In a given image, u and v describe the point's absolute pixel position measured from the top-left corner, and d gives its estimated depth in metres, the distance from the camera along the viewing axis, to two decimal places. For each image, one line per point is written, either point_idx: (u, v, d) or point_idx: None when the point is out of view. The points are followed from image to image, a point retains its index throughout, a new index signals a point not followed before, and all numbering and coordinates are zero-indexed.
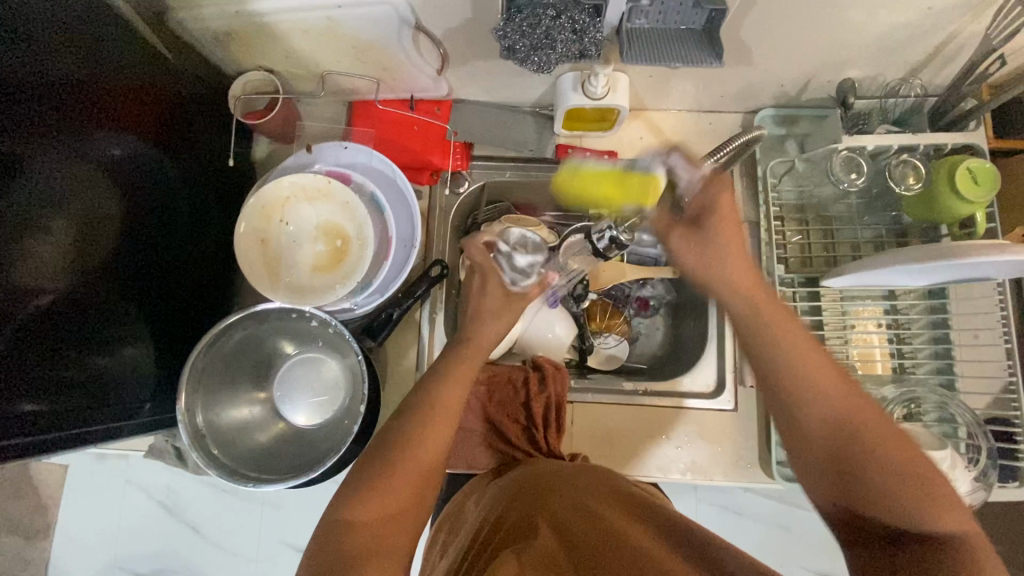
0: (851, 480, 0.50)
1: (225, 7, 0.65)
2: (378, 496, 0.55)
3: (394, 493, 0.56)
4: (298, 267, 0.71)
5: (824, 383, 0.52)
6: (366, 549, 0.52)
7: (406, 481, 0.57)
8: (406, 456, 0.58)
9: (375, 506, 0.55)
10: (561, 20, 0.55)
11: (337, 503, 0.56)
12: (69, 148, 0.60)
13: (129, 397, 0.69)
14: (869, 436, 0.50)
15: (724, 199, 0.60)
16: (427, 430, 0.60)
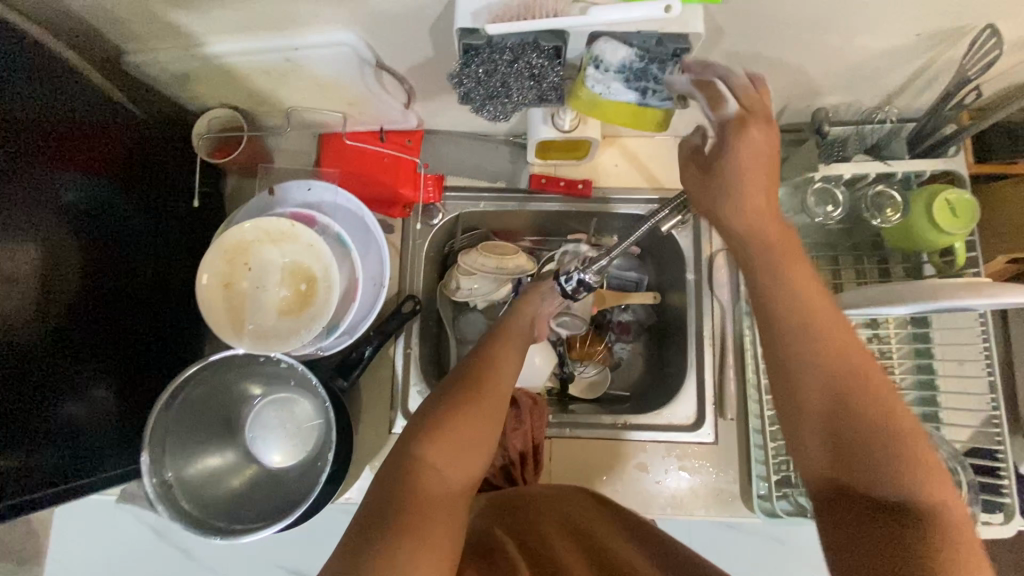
0: (847, 431, 0.49)
1: (182, 49, 0.64)
2: (445, 445, 0.56)
3: (462, 443, 0.57)
4: (263, 312, 0.70)
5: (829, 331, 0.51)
6: (434, 497, 0.53)
7: (472, 436, 0.58)
8: (474, 412, 0.59)
9: (446, 455, 0.56)
10: (518, 65, 0.53)
11: (402, 446, 0.57)
12: (21, 197, 0.58)
13: (95, 447, 0.67)
14: (870, 416, 0.49)
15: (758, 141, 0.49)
16: (488, 394, 0.61)
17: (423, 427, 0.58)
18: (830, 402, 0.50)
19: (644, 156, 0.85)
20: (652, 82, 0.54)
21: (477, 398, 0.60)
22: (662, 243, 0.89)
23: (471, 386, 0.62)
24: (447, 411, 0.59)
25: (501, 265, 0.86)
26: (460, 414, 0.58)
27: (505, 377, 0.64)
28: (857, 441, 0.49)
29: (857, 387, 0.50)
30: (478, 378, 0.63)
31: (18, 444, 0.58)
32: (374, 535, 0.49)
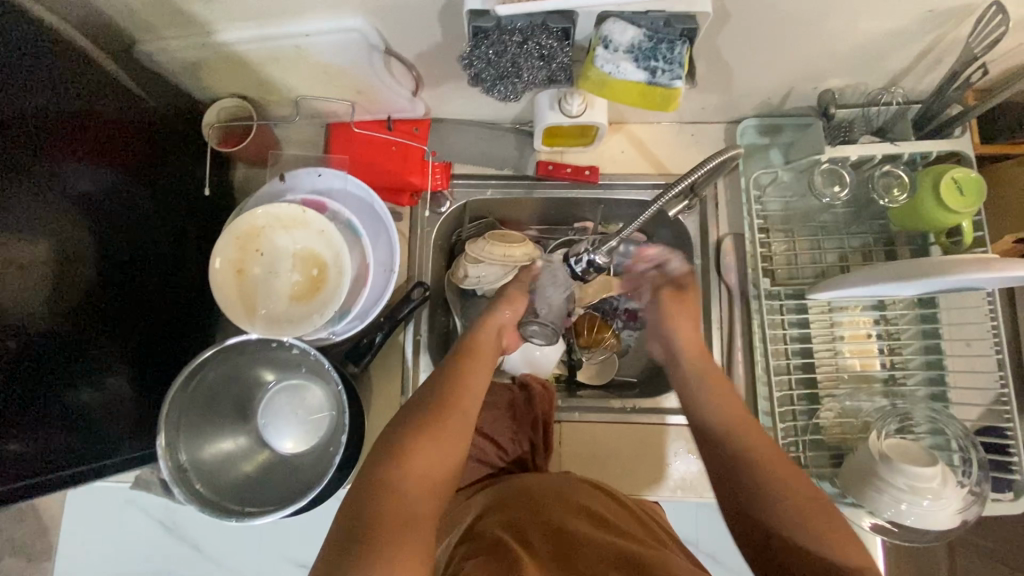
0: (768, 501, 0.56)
1: (192, 38, 0.64)
2: (414, 464, 0.57)
3: (430, 459, 0.58)
4: (275, 298, 0.71)
5: (728, 411, 0.66)
6: (404, 515, 0.53)
7: (438, 454, 0.59)
8: (443, 431, 0.61)
9: (415, 473, 0.56)
10: (527, 46, 0.54)
11: (370, 466, 0.57)
12: (36, 185, 0.59)
13: (110, 432, 0.68)
14: (784, 485, 0.57)
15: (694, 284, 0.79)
16: (454, 411, 0.63)
17: (392, 447, 0.58)
18: (764, 483, 0.57)
19: (650, 143, 0.85)
20: (661, 62, 0.54)
21: (443, 418, 0.62)
22: (668, 229, 0.90)
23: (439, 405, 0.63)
24: (411, 434, 0.59)
25: (508, 253, 0.85)
26: (426, 434, 0.59)
27: (471, 396, 0.66)
28: (783, 507, 0.55)
29: (770, 470, 0.58)
30: (446, 395, 0.64)
31: (36, 427, 0.59)
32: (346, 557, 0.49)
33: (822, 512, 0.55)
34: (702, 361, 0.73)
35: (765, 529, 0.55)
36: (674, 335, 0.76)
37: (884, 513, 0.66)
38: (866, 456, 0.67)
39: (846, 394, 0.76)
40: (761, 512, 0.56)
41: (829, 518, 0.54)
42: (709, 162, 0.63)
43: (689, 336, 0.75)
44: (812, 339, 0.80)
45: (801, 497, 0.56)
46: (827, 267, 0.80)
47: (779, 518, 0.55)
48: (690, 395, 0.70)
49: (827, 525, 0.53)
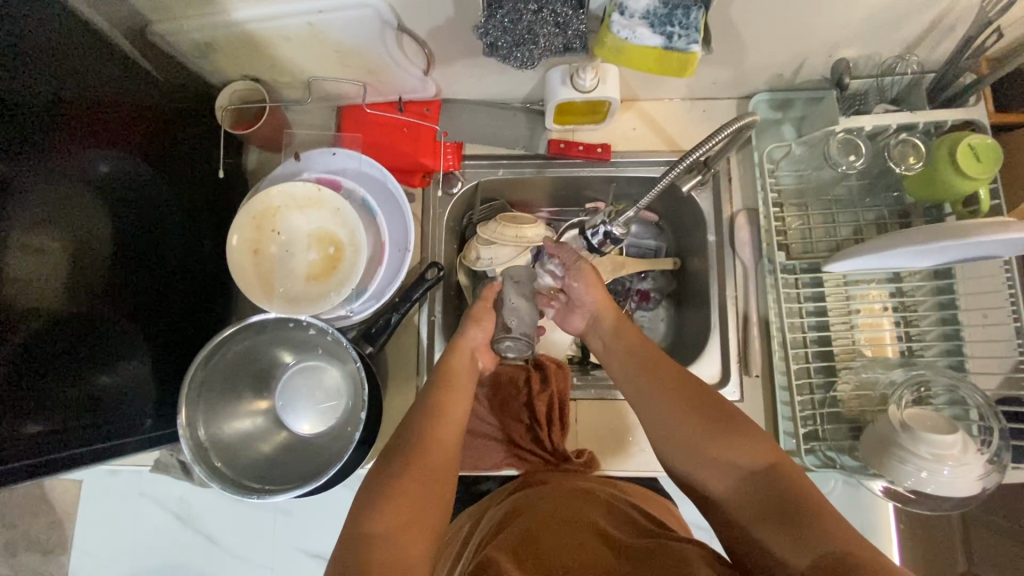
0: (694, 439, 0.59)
1: (206, 18, 0.65)
2: (393, 510, 0.55)
3: (405, 507, 0.55)
4: (291, 277, 0.73)
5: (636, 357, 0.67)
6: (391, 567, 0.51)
7: (417, 497, 0.57)
8: (419, 474, 0.58)
9: (395, 519, 0.54)
10: (543, 14, 0.54)
11: (350, 523, 0.55)
12: (60, 167, 0.59)
13: (130, 414, 0.68)
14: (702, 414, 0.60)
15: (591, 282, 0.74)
16: (434, 451, 0.61)
17: (370, 498, 0.56)
18: (682, 421, 0.60)
19: (662, 120, 0.85)
20: (677, 27, 0.54)
21: (418, 452, 0.60)
22: (680, 207, 0.90)
23: (414, 447, 0.61)
24: (389, 483, 0.57)
25: (519, 235, 0.85)
26: (405, 476, 0.58)
27: (446, 425, 0.64)
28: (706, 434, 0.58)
29: (681, 403, 0.61)
30: (423, 430, 0.62)
31: (56, 407, 0.59)
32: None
33: (717, 416, 0.59)
34: (611, 316, 0.73)
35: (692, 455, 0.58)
36: (586, 298, 0.74)
37: (905, 483, 0.65)
38: (886, 425, 0.67)
39: (863, 366, 0.76)
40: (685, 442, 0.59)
41: (729, 420, 0.58)
42: (726, 129, 0.64)
43: (598, 293, 0.74)
44: (827, 312, 0.80)
45: (706, 413, 0.59)
46: (842, 241, 0.79)
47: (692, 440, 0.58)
48: (603, 349, 0.72)
49: (729, 429, 0.57)
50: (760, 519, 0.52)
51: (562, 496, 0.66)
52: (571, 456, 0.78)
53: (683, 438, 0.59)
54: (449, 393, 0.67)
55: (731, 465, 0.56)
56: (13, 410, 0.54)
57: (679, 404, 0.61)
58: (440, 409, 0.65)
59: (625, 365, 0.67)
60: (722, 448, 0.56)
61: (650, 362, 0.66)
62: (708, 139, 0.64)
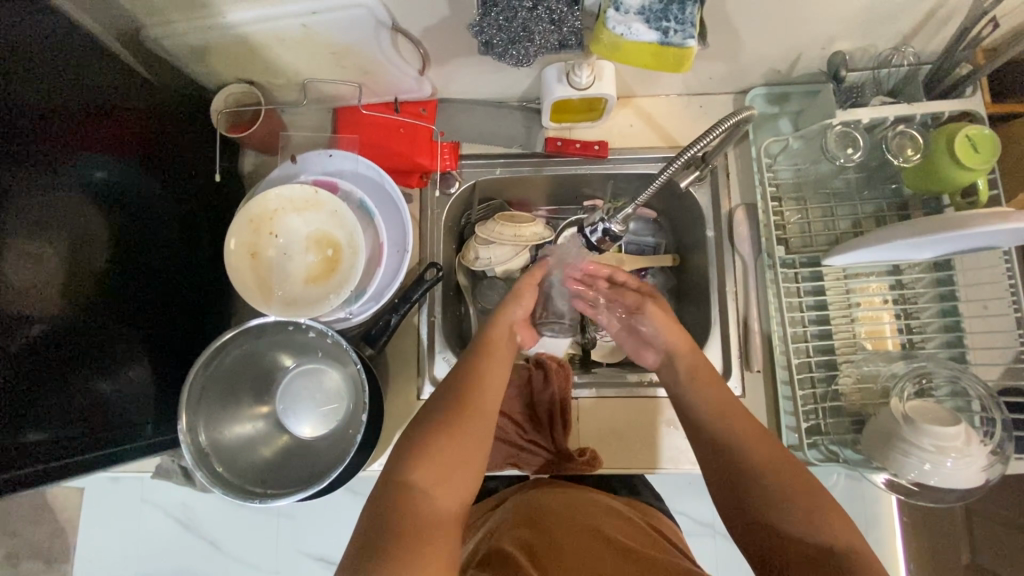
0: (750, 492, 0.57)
1: (199, 22, 0.64)
2: (431, 465, 0.56)
3: (441, 463, 0.56)
4: (290, 280, 0.73)
5: (711, 400, 0.64)
6: (424, 522, 0.52)
7: (455, 459, 0.57)
8: (458, 434, 0.58)
9: (430, 475, 0.55)
10: (538, 11, 0.54)
11: (388, 468, 0.56)
12: (54, 174, 0.58)
13: (131, 420, 0.68)
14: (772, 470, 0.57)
15: (656, 310, 0.70)
16: (474, 410, 0.61)
17: (408, 449, 0.57)
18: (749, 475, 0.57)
19: (658, 116, 0.85)
20: (673, 22, 0.53)
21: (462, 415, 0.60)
22: (678, 203, 0.90)
23: (455, 404, 0.61)
24: (427, 438, 0.58)
25: (518, 234, 0.84)
26: (438, 437, 0.57)
27: (488, 393, 0.63)
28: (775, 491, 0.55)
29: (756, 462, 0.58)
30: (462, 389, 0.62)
31: (54, 415, 0.58)
32: (366, 561, 0.49)
33: (800, 480, 0.56)
34: (687, 356, 0.68)
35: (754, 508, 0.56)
36: (658, 338, 0.70)
37: (908, 475, 0.65)
38: (889, 418, 0.67)
39: (865, 359, 0.76)
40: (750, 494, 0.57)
41: (812, 489, 0.55)
42: (724, 123, 0.64)
43: (672, 331, 0.70)
44: (828, 306, 0.80)
45: (791, 477, 0.56)
46: (841, 235, 0.79)
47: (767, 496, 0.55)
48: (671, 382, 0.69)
49: (808, 496, 0.54)
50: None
51: (578, 509, 0.70)
52: (573, 455, 0.79)
53: (757, 495, 0.56)
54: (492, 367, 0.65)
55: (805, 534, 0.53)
56: (10, 420, 0.54)
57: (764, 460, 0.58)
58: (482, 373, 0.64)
59: (703, 409, 0.64)
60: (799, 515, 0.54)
61: (736, 412, 0.63)
62: (697, 140, 0.63)
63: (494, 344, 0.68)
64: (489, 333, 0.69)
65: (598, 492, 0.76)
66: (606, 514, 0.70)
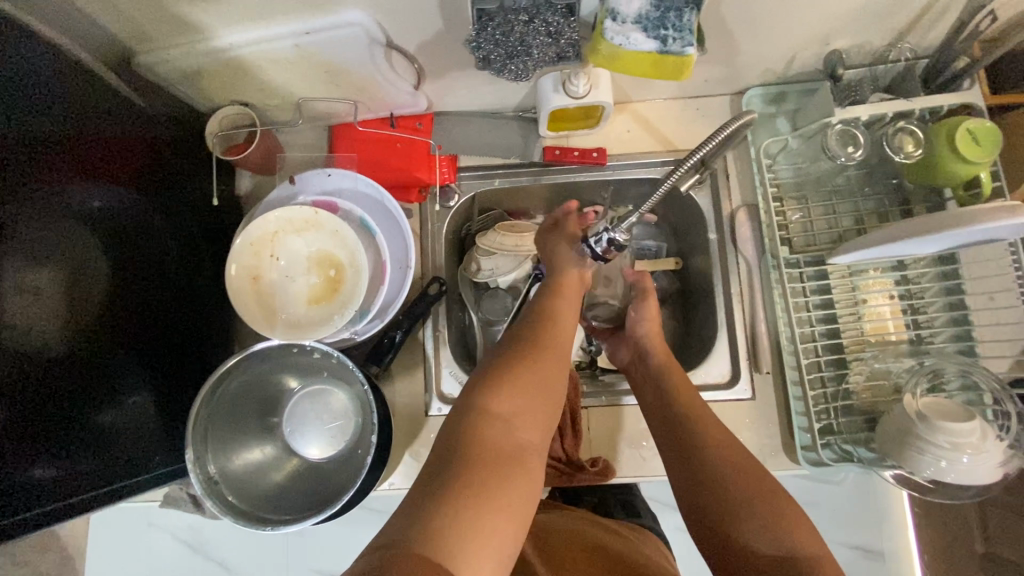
0: (728, 496, 0.58)
1: (192, 46, 0.64)
2: (513, 397, 0.55)
3: (523, 392, 0.56)
4: (293, 302, 0.73)
5: (697, 405, 0.68)
6: (503, 451, 0.52)
7: (535, 395, 0.57)
8: (534, 370, 0.59)
9: (512, 402, 0.55)
10: (534, 24, 0.54)
11: (468, 395, 0.56)
12: (49, 206, 0.58)
13: (137, 451, 0.67)
14: (751, 484, 0.58)
15: (652, 309, 0.80)
16: (549, 355, 0.61)
17: (487, 383, 0.57)
18: (734, 481, 0.58)
19: (655, 120, 0.84)
20: (671, 30, 0.53)
21: (537, 356, 0.61)
22: (679, 206, 0.90)
23: (530, 346, 0.62)
24: (504, 370, 0.58)
25: (519, 243, 0.85)
26: (517, 374, 0.58)
27: (558, 344, 0.64)
28: (758, 501, 0.56)
29: (734, 479, 0.59)
30: (540, 336, 0.64)
31: (63, 451, 0.58)
32: (435, 485, 0.48)
33: (767, 485, 0.58)
34: (662, 356, 0.75)
35: (732, 507, 0.57)
36: (641, 328, 0.78)
37: (924, 473, 0.64)
38: (903, 416, 0.66)
39: (874, 356, 0.75)
40: (732, 496, 0.58)
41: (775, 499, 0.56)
42: (725, 127, 0.63)
43: (653, 330, 0.78)
44: (834, 304, 0.80)
45: (759, 489, 0.57)
46: (844, 233, 0.79)
47: (729, 500, 0.57)
48: (647, 378, 0.74)
49: (770, 504, 0.56)
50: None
51: (578, 535, 0.69)
52: (585, 464, 0.78)
53: (739, 500, 0.57)
54: (564, 321, 0.68)
55: (753, 541, 0.54)
56: (16, 458, 0.53)
57: (738, 470, 0.59)
58: (555, 324, 0.66)
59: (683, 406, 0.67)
60: (756, 525, 0.55)
61: (713, 426, 0.65)
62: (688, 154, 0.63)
63: (564, 296, 0.71)
64: (557, 284, 0.72)
65: (589, 516, 0.76)
66: (602, 533, 0.70)
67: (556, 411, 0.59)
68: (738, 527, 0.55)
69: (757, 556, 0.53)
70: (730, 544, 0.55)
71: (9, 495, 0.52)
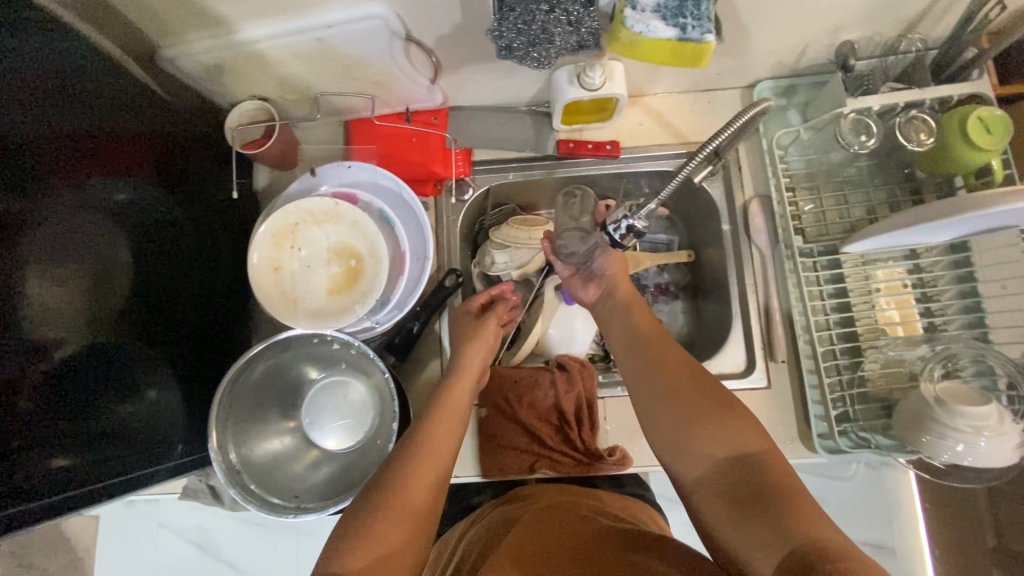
0: (684, 405, 0.57)
1: (215, 40, 0.65)
2: (370, 545, 0.53)
3: (383, 539, 0.53)
4: (314, 292, 0.74)
5: (648, 328, 0.67)
6: None
7: (401, 531, 0.55)
8: (396, 503, 0.56)
9: (366, 561, 0.52)
10: (556, 14, 0.55)
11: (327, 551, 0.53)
12: (74, 200, 0.58)
13: (158, 442, 0.68)
14: (705, 396, 0.57)
15: (619, 268, 0.75)
16: (420, 488, 0.58)
17: (348, 534, 0.54)
18: (686, 393, 0.58)
19: (668, 114, 0.86)
20: (690, 18, 0.54)
21: (405, 482, 0.58)
22: (692, 201, 0.91)
23: (400, 468, 0.59)
24: (369, 513, 0.55)
25: (533, 236, 0.85)
26: (380, 514, 0.55)
27: (435, 456, 0.61)
28: (709, 410, 0.56)
29: (690, 393, 0.58)
30: (409, 452, 0.60)
31: (81, 440, 0.57)
32: None
33: (720, 397, 0.57)
34: (627, 292, 0.73)
35: (687, 410, 0.57)
36: (607, 268, 0.75)
37: (941, 456, 0.65)
38: (921, 401, 0.67)
39: (888, 344, 0.76)
40: (686, 406, 0.57)
41: (722, 403, 0.56)
42: (733, 122, 0.66)
43: (621, 271, 0.75)
44: (848, 292, 0.80)
45: (710, 398, 0.57)
46: (857, 223, 0.80)
47: (684, 411, 0.57)
48: (608, 317, 0.72)
49: (720, 412, 0.55)
50: (730, 479, 0.52)
51: (557, 505, 0.65)
52: (603, 454, 0.79)
53: (694, 409, 0.57)
54: (437, 424, 0.64)
55: (710, 444, 0.54)
56: (37, 446, 0.53)
57: (694, 388, 0.58)
58: (429, 439, 0.62)
59: (640, 331, 0.67)
60: (712, 429, 0.54)
61: (670, 348, 0.64)
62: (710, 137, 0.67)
63: (451, 396, 0.68)
64: (449, 386, 0.69)
65: (577, 495, 0.71)
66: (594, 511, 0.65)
67: (423, 542, 0.56)
68: (697, 434, 0.55)
69: (712, 456, 0.54)
70: (688, 448, 0.55)
71: (23, 484, 0.52)
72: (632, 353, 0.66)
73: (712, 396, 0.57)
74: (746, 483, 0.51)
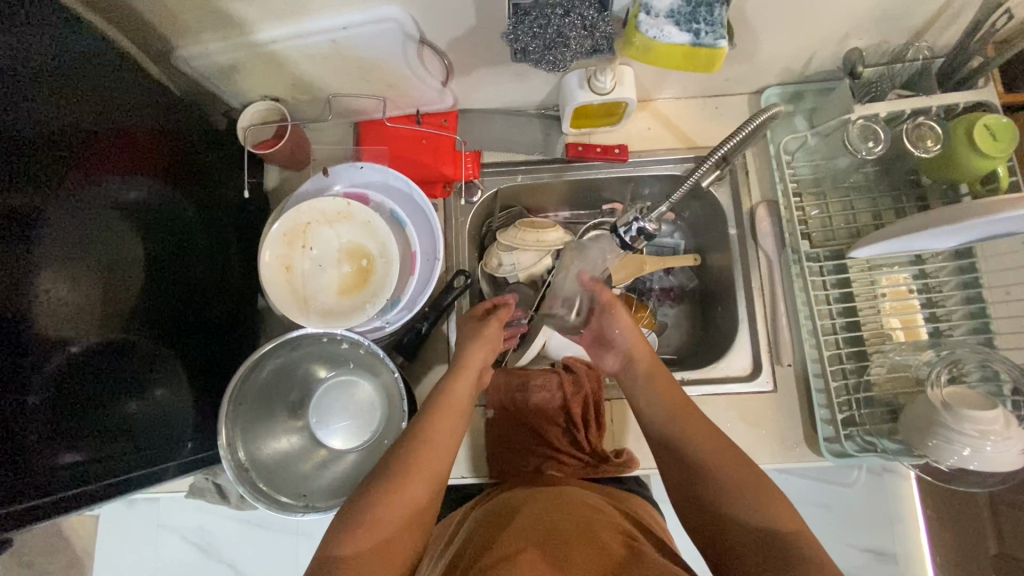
0: (711, 480, 0.60)
1: (230, 41, 0.66)
2: (365, 534, 0.54)
3: (380, 529, 0.55)
4: (324, 292, 0.75)
5: (674, 403, 0.69)
6: None
7: (396, 523, 0.56)
8: (394, 496, 0.57)
9: (362, 549, 0.53)
10: (570, 18, 0.56)
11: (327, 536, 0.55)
12: (90, 198, 0.59)
13: (166, 440, 0.68)
14: (731, 471, 0.59)
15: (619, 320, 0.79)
16: (421, 484, 0.59)
17: (345, 521, 0.55)
18: (715, 469, 0.60)
19: (676, 118, 0.86)
20: (703, 23, 0.55)
21: (405, 474, 0.58)
22: (699, 205, 0.92)
23: (402, 463, 0.59)
24: (369, 503, 0.56)
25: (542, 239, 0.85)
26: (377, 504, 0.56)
27: (437, 450, 0.61)
28: (736, 484, 0.58)
29: (719, 468, 0.60)
30: (410, 446, 0.61)
31: (88, 436, 0.57)
32: None
33: (746, 472, 0.59)
34: (646, 360, 0.74)
35: (716, 485, 0.59)
36: (618, 335, 0.77)
37: (947, 461, 0.65)
38: (927, 405, 0.67)
39: (894, 349, 0.76)
40: (715, 481, 0.59)
41: (754, 477, 0.58)
42: (738, 133, 0.71)
43: (634, 337, 0.76)
44: (853, 297, 0.81)
45: (738, 475, 0.59)
46: (863, 228, 0.80)
47: (714, 487, 0.59)
48: (631, 390, 0.73)
49: (747, 485, 0.57)
50: (755, 547, 0.53)
51: (556, 493, 0.66)
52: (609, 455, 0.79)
53: (725, 483, 0.58)
54: (438, 423, 0.64)
55: (739, 515, 0.56)
56: (47, 441, 0.53)
57: (724, 465, 0.60)
58: (429, 436, 0.62)
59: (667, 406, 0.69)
60: (741, 503, 0.56)
61: (698, 425, 0.66)
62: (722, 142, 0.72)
63: (453, 392, 0.67)
64: (451, 382, 0.68)
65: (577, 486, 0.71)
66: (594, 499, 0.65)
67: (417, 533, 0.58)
68: (726, 507, 0.57)
69: (741, 529, 0.55)
70: (721, 520, 0.57)
71: (32, 479, 0.51)
72: (676, 428, 0.67)
73: (737, 471, 0.59)
74: (773, 552, 0.52)
